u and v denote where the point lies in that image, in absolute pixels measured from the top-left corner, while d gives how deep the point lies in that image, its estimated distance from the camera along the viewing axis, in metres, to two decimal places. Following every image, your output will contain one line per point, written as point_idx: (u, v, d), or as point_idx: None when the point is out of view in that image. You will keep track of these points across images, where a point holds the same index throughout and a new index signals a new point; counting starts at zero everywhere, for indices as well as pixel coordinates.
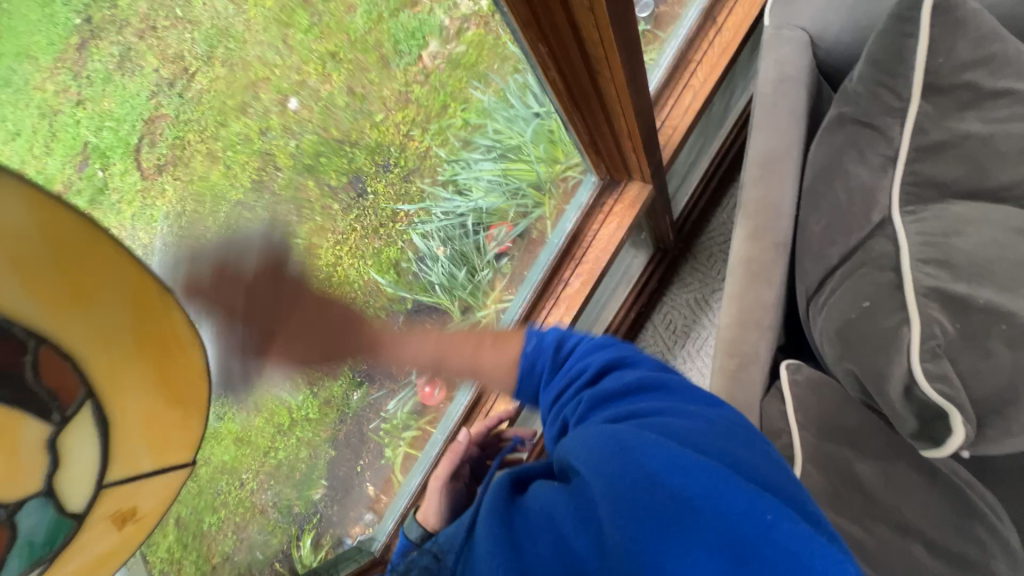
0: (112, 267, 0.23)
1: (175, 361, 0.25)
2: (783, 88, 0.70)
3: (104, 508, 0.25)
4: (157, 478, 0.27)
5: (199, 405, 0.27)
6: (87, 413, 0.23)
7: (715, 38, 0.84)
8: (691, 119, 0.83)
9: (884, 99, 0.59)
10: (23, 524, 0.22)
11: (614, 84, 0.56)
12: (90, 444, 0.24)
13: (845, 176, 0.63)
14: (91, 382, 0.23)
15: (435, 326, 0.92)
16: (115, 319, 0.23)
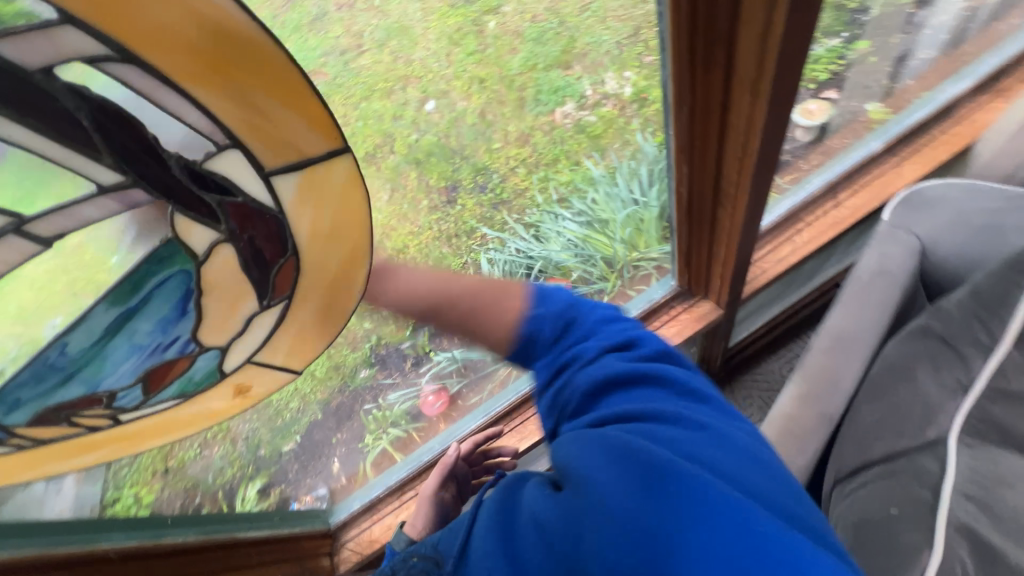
0: (353, 214, 0.27)
1: (344, 285, 0.30)
2: (879, 281, 0.73)
3: (236, 373, 0.32)
4: (279, 370, 0.33)
5: (337, 319, 0.32)
6: (278, 306, 0.29)
7: (833, 208, 0.89)
8: (783, 268, 0.88)
9: (973, 333, 0.63)
10: (198, 361, 0.30)
11: (732, 219, 0.63)
12: (262, 329, 0.30)
13: (913, 385, 0.65)
14: (290, 289, 0.28)
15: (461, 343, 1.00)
16: (326, 254, 0.28)
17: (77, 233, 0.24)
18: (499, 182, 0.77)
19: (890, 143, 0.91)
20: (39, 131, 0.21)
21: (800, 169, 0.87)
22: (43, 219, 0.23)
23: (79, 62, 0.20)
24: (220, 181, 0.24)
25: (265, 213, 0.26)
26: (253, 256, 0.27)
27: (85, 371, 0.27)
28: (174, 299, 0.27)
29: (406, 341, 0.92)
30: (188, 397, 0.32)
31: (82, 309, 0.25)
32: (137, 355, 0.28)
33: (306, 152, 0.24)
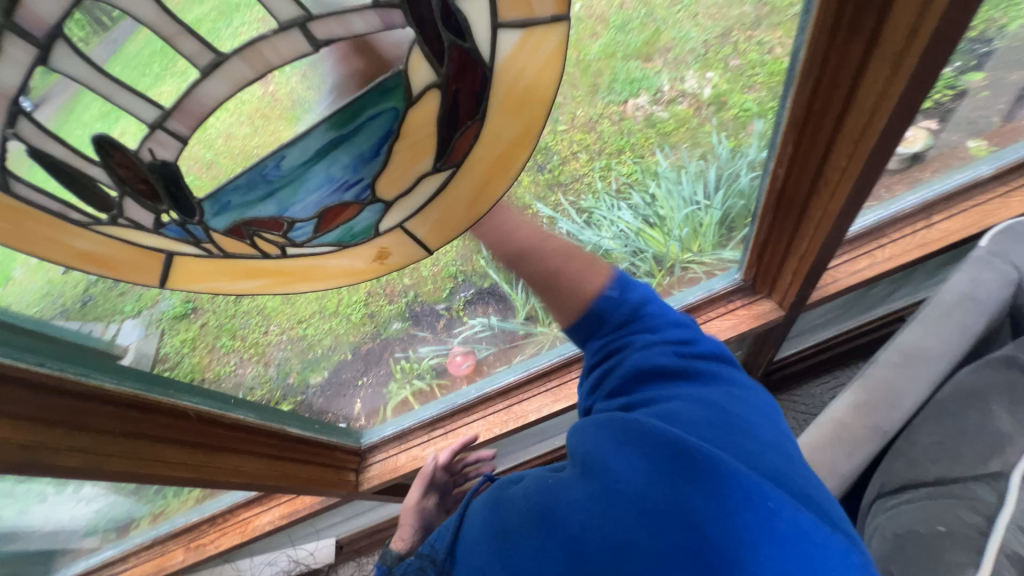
0: (543, 92, 0.28)
1: (509, 160, 0.32)
2: (965, 306, 0.70)
3: (382, 238, 0.35)
4: (414, 242, 0.36)
5: (490, 196, 0.34)
6: (446, 173, 0.31)
7: (919, 230, 0.86)
8: (855, 281, 0.86)
9: None
10: (365, 212, 0.32)
11: (821, 217, 0.64)
12: (424, 193, 0.32)
13: (986, 415, 0.63)
14: (467, 155, 0.31)
15: (499, 312, 0.98)
16: (507, 128, 0.30)
17: (343, 43, 0.24)
18: (558, 164, 0.71)
19: (1000, 172, 0.86)
20: None
21: (892, 187, 0.82)
22: (321, 24, 0.23)
23: None
24: (457, 23, 0.24)
25: (476, 65, 0.26)
26: (448, 113, 0.28)
27: (283, 191, 0.29)
28: (375, 137, 0.28)
29: (442, 301, 0.91)
30: (342, 248, 0.34)
31: (290, 134, 0.27)
32: (326, 183, 0.29)
33: (533, 12, 0.24)
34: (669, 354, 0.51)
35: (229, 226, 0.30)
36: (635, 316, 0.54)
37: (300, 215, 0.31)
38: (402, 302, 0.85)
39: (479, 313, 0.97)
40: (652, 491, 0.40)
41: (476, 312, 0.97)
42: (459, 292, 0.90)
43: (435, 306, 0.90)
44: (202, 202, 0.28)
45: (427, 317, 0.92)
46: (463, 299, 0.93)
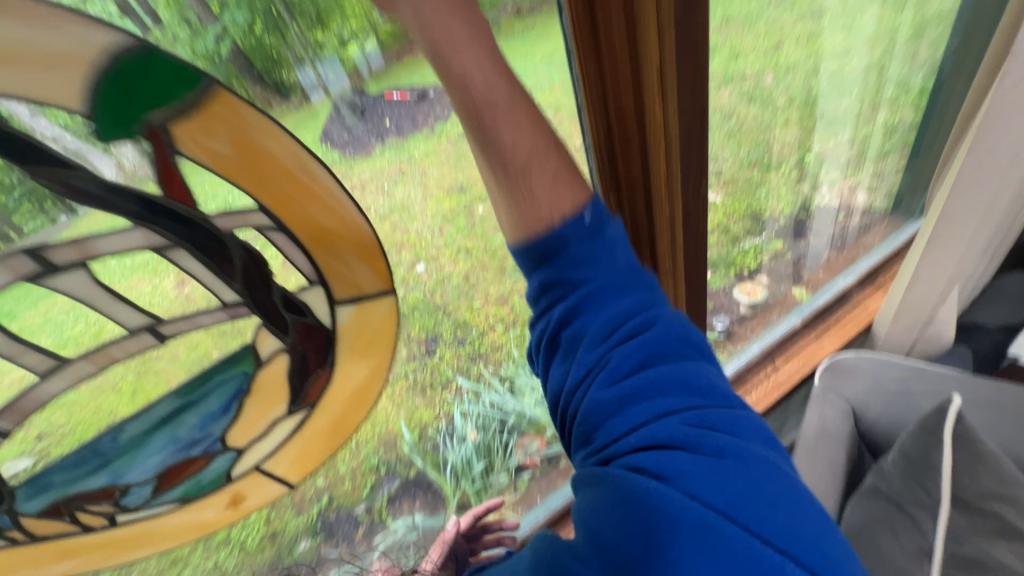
0: (388, 332, 0.48)
1: (360, 396, 0.50)
2: (824, 441, 0.80)
3: (246, 483, 0.48)
4: (275, 482, 0.49)
5: (354, 416, 0.51)
6: (302, 408, 0.47)
7: (773, 374, 1.03)
8: None
9: (916, 493, 0.66)
10: (214, 463, 0.45)
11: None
12: (279, 433, 0.47)
13: (880, 550, 0.66)
14: (319, 389, 0.47)
15: (423, 506, 0.90)
16: (357, 368, 0.48)
17: (187, 333, 0.40)
18: (478, 336, 0.79)
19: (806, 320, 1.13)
20: (202, 264, 0.39)
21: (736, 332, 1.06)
22: (171, 325, 0.40)
23: (252, 228, 0.39)
24: (300, 305, 0.43)
25: (318, 329, 0.44)
26: (299, 363, 0.45)
27: (118, 462, 0.41)
28: (223, 397, 0.43)
29: (361, 503, 0.81)
30: (184, 501, 0.45)
31: (138, 406, 0.40)
32: (173, 448, 0.43)
33: (363, 288, 0.45)
34: (658, 378, 0.37)
35: (45, 507, 0.39)
36: (613, 296, 0.37)
37: (136, 482, 0.42)
38: (313, 511, 0.75)
39: (405, 510, 0.88)
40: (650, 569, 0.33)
41: (400, 510, 0.86)
42: (382, 487, 0.82)
43: (352, 511, 0.80)
44: (18, 488, 0.38)
45: (340, 529, 0.80)
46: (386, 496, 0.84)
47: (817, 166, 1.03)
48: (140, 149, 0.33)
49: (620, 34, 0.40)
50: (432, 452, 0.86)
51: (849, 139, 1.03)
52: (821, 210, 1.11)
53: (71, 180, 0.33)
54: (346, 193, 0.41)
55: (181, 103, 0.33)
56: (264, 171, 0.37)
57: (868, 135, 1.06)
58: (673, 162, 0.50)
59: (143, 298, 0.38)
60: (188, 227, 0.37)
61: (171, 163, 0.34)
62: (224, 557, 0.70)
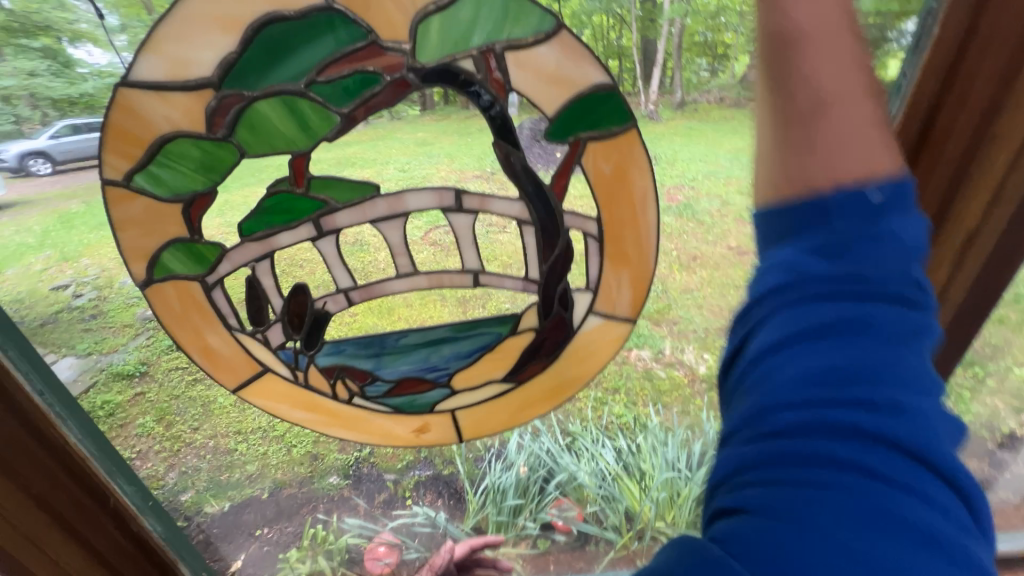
0: (608, 356, 0.51)
1: (554, 395, 0.54)
2: None
3: (436, 419, 0.56)
4: (453, 430, 0.56)
5: (539, 408, 0.55)
6: (511, 381, 0.53)
7: None
8: None
9: None
10: (431, 391, 0.54)
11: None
12: (481, 392, 0.54)
13: None
14: (532, 373, 0.52)
15: (444, 504, 1.07)
16: (565, 371, 0.52)
17: (491, 287, 0.50)
18: None
19: None
20: (534, 243, 0.46)
21: None
22: (491, 276, 0.49)
23: (578, 232, 0.45)
24: (569, 302, 0.48)
25: (567, 326, 0.49)
26: (535, 345, 0.51)
27: (384, 355, 0.53)
28: (472, 345, 0.53)
29: (393, 472, 1.01)
30: (397, 410, 0.55)
31: (422, 321, 0.53)
32: (419, 365, 0.53)
33: (619, 309, 0.48)
34: (900, 381, 0.28)
35: (329, 365, 0.52)
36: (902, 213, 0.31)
37: (382, 377, 0.54)
38: (352, 455, 0.97)
39: (425, 501, 1.06)
40: None
41: (422, 498, 1.06)
42: (411, 470, 1.02)
43: (384, 473, 1.00)
44: (326, 342, 0.52)
45: (367, 483, 1.01)
46: (413, 478, 1.03)
47: None
48: (560, 149, 0.42)
49: (954, 151, 0.49)
50: (472, 462, 1.02)
51: None
52: None
53: (510, 156, 0.43)
54: (654, 231, 0.44)
55: (599, 130, 0.41)
56: (614, 195, 0.43)
57: None
58: (954, 276, 0.56)
59: (483, 249, 0.48)
60: (549, 213, 0.44)
61: (571, 164, 0.42)
62: (271, 451, 0.91)
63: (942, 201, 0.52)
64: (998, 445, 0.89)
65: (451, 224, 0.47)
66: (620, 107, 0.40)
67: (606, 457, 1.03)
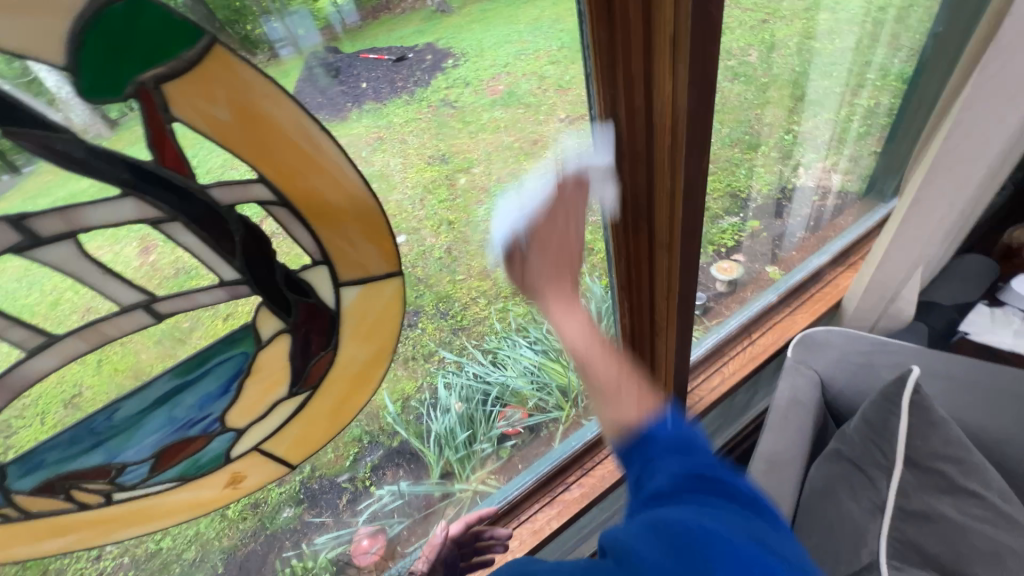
0: (392, 317, 0.61)
1: (359, 380, 0.63)
2: (794, 408, 0.85)
3: (245, 457, 0.59)
4: (269, 459, 0.61)
5: (345, 398, 0.62)
6: (298, 393, 0.58)
7: (747, 347, 1.17)
8: (716, 396, 1.09)
9: (873, 453, 0.72)
10: (213, 442, 0.55)
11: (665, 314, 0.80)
12: (281, 413, 0.58)
13: (838, 507, 0.71)
14: (312, 367, 0.57)
15: (406, 473, 1.06)
16: (360, 350, 0.60)
17: (182, 311, 0.49)
18: (460, 310, 0.91)
19: (784, 295, 1.24)
20: (201, 240, 0.46)
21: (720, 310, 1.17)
22: (168, 301, 0.47)
23: (252, 203, 0.46)
24: (300, 282, 0.52)
25: (322, 311, 0.54)
26: (295, 350, 0.55)
27: (115, 442, 0.50)
28: (222, 379, 0.53)
29: (345, 472, 0.96)
30: (185, 478, 0.56)
31: (144, 381, 0.49)
32: (174, 427, 0.53)
33: (367, 269, 0.55)
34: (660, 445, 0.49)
35: (39, 485, 0.48)
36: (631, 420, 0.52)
37: (130, 461, 0.52)
38: (295, 482, 0.89)
39: (387, 479, 1.03)
40: None
41: (384, 479, 1.03)
42: (364, 457, 0.96)
43: (336, 479, 0.94)
44: (13, 468, 0.46)
45: (324, 497, 0.95)
46: (368, 465, 0.98)
47: (797, 147, 1.08)
48: (131, 108, 0.38)
49: None
50: (415, 422, 1.01)
51: (829, 120, 1.08)
52: (801, 191, 1.19)
53: (53, 143, 0.38)
54: (339, 167, 0.48)
55: (182, 61, 0.38)
56: (260, 134, 0.43)
57: (851, 117, 1.11)
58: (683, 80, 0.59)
59: (129, 277, 0.45)
60: (183, 195, 0.43)
61: (164, 128, 0.40)
62: (203, 526, 0.83)
63: (646, 15, 0.51)
64: (783, 202, 1.17)
65: (47, 262, 0.41)
66: (234, 8, 0.39)
67: (527, 355, 1.10)
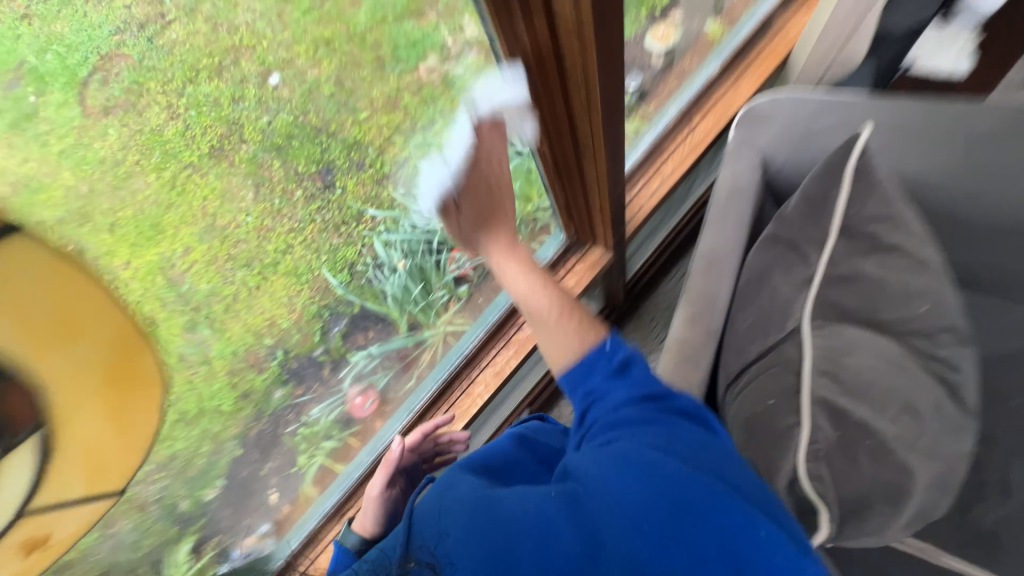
0: (87, 289, 0.38)
1: (119, 382, 0.41)
2: (735, 197, 0.80)
3: (16, 534, 0.38)
4: (78, 504, 0.42)
5: (127, 405, 0.42)
6: (37, 434, 0.36)
7: (687, 134, 1.04)
8: (654, 201, 1.02)
9: (808, 230, 0.71)
10: None
11: (596, 170, 0.78)
12: (25, 472, 0.37)
13: (771, 287, 0.72)
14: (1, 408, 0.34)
15: (379, 335, 1.11)
16: (81, 351, 0.37)
17: None
18: (375, 156, 0.81)
19: (728, 62, 1.06)
20: None
21: (659, 91, 1.01)
22: None
23: None
24: None
25: None
26: None
27: None
28: None
29: (318, 346, 1.03)
30: None
31: None
32: None
33: None
34: (647, 405, 0.55)
35: None
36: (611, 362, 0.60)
37: None
38: (273, 366, 0.98)
39: (361, 342, 1.09)
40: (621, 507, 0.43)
41: (357, 342, 1.08)
42: (332, 328, 1.02)
43: (312, 355, 1.02)
44: None
45: (308, 371, 1.04)
46: (338, 335, 1.04)
47: None
48: None
49: None
50: (367, 287, 1.02)
51: None
52: None
53: None
54: None
55: None
56: None
57: None
58: None
59: None
60: None
61: None
62: (207, 424, 0.88)
63: None
64: None
65: None
66: None
67: None
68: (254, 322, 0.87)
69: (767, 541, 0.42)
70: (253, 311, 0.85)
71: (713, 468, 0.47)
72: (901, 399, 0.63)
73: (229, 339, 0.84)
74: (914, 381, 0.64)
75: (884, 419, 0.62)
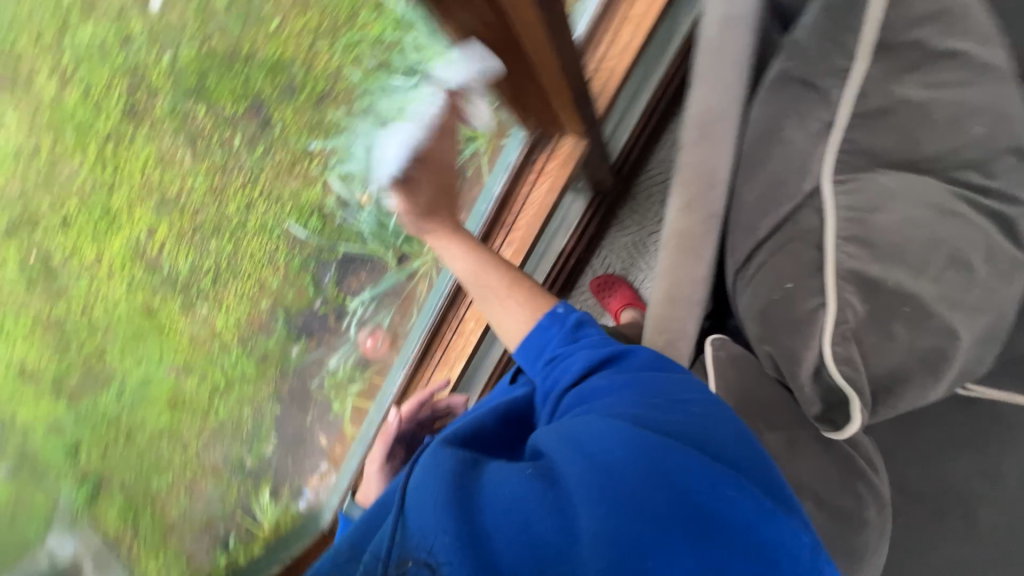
0: None
1: None
2: (730, 27, 0.61)
3: None
4: None
5: None
6: None
7: None
8: (629, 59, 0.82)
9: (831, 57, 0.55)
10: None
11: (540, 57, 0.60)
12: None
13: (782, 143, 0.58)
14: None
15: (370, 277, 0.96)
16: None
17: None
18: (308, 70, 0.79)
19: None
20: None
21: None
22: None
23: None
24: None
25: None
26: None
27: None
28: None
29: (315, 299, 0.94)
30: None
31: None
32: None
33: None
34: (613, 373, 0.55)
35: None
36: (566, 322, 0.63)
37: None
38: (280, 325, 0.92)
39: (355, 286, 0.95)
40: (623, 481, 0.41)
41: (351, 286, 0.95)
42: (323, 277, 0.93)
43: (312, 309, 0.94)
44: None
45: (316, 325, 0.95)
46: (332, 282, 0.94)
47: None
48: None
49: None
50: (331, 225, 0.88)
51: None
52: None
53: None
54: None
55: None
56: None
57: None
58: None
59: None
60: None
61: None
62: (239, 391, 0.92)
63: None
64: None
65: None
66: None
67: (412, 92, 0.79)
68: (245, 288, 0.88)
69: (767, 518, 0.42)
70: (239, 276, 0.87)
71: (705, 442, 0.45)
72: (946, 250, 0.53)
73: (227, 309, 0.88)
74: (963, 225, 0.53)
75: (924, 279, 0.53)
